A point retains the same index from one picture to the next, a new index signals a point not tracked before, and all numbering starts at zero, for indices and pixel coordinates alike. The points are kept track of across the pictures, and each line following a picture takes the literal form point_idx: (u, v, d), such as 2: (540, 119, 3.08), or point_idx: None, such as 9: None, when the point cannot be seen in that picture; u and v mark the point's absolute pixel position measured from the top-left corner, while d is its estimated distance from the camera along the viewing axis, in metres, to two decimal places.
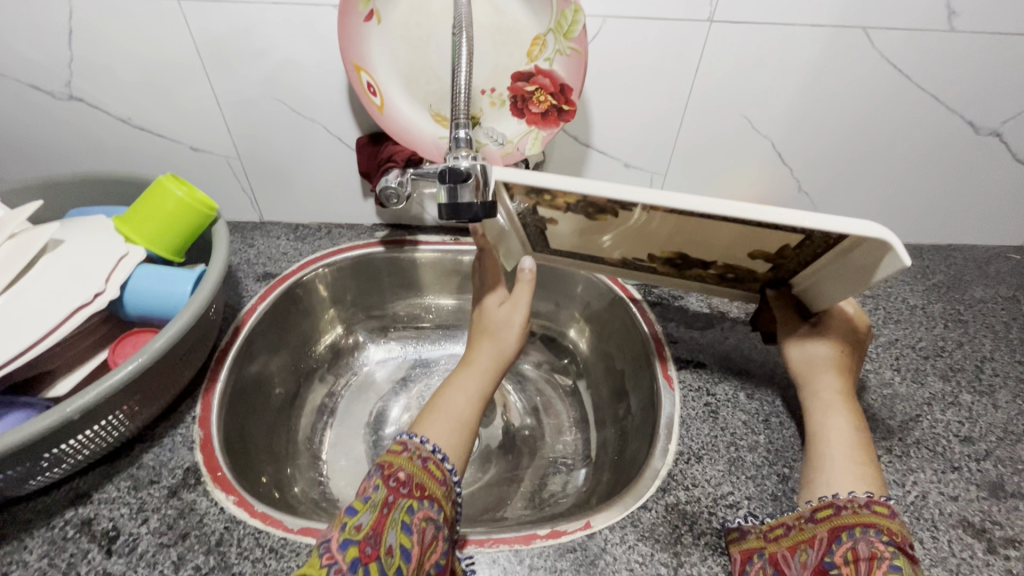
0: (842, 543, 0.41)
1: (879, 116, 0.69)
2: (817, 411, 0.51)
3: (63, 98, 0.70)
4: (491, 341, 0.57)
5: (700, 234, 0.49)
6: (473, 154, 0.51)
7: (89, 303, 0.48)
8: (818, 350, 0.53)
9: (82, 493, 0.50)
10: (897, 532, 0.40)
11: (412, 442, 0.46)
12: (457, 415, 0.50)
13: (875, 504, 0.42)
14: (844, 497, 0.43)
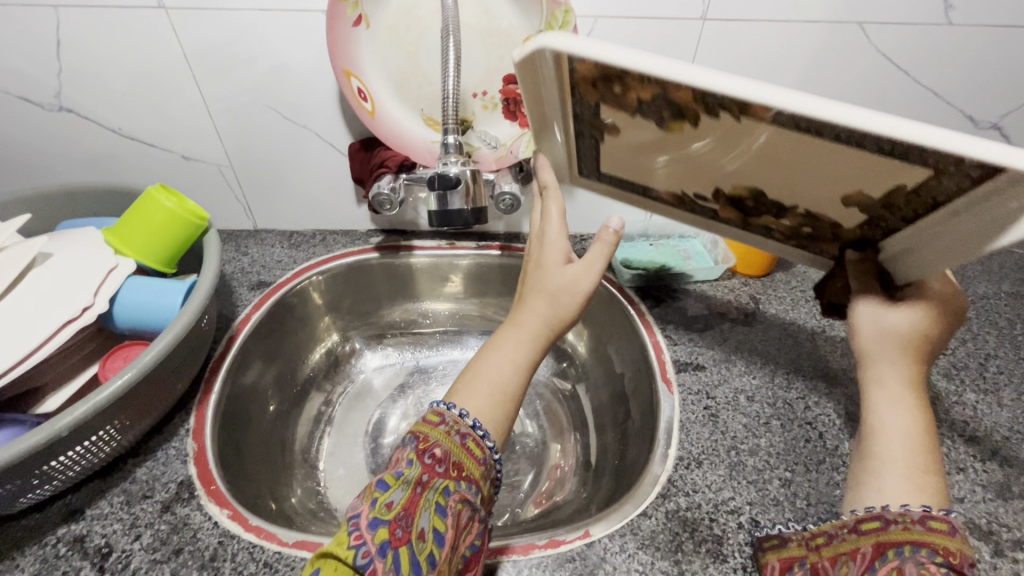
0: (884, 560, 0.37)
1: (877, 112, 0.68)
2: (883, 403, 0.44)
3: (53, 109, 0.69)
4: (550, 293, 0.51)
5: (798, 161, 0.38)
6: (462, 160, 0.53)
7: (77, 317, 0.47)
8: (893, 328, 0.45)
9: (74, 509, 0.49)
10: (954, 553, 0.35)
11: (449, 414, 0.44)
12: (497, 389, 0.47)
13: (932, 518, 0.37)
14: (897, 509, 0.38)
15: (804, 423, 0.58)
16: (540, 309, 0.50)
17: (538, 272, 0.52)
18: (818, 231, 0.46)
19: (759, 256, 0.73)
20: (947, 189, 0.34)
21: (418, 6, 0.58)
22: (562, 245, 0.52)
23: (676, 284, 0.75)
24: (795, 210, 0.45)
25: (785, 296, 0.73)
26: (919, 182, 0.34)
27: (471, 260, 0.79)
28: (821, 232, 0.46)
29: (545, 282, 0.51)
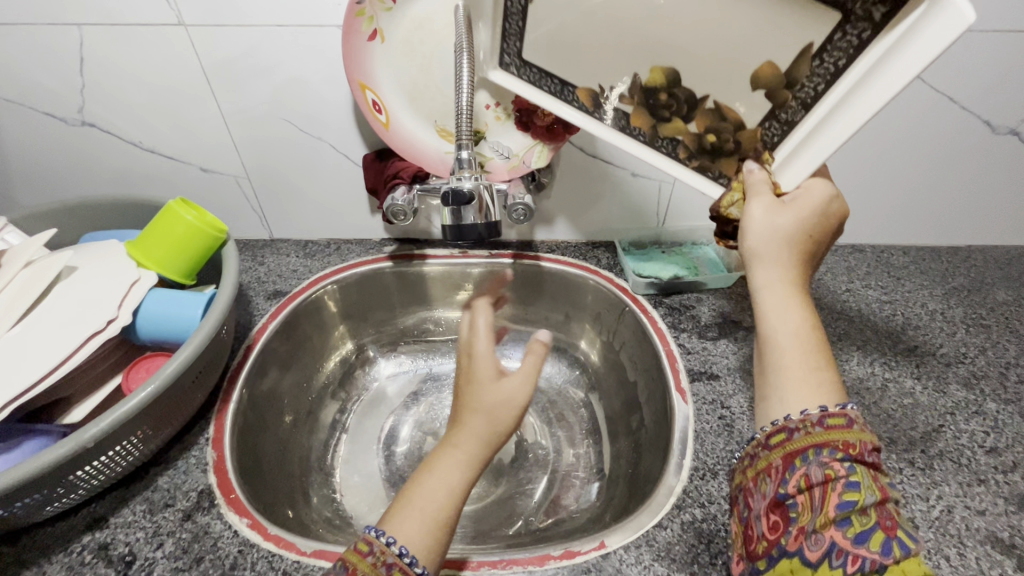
0: (796, 470, 0.40)
1: (892, 118, 0.67)
2: (772, 308, 0.46)
3: (76, 124, 0.71)
4: (485, 411, 0.47)
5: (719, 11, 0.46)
6: (476, 175, 0.53)
7: (102, 330, 0.48)
8: (778, 231, 0.47)
9: (98, 518, 0.50)
10: (852, 444, 0.39)
11: (377, 543, 0.41)
12: (432, 509, 0.44)
13: (828, 417, 0.40)
14: (796, 417, 0.42)
15: None
16: (476, 425, 0.47)
17: (470, 386, 0.49)
18: (720, 136, 0.53)
19: None
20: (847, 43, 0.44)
21: (432, 19, 0.59)
22: (491, 361, 0.50)
23: (688, 291, 0.75)
24: (704, 103, 0.52)
25: None
26: (825, 36, 0.45)
27: (484, 269, 0.80)
28: (725, 140, 0.53)
29: (481, 398, 0.48)
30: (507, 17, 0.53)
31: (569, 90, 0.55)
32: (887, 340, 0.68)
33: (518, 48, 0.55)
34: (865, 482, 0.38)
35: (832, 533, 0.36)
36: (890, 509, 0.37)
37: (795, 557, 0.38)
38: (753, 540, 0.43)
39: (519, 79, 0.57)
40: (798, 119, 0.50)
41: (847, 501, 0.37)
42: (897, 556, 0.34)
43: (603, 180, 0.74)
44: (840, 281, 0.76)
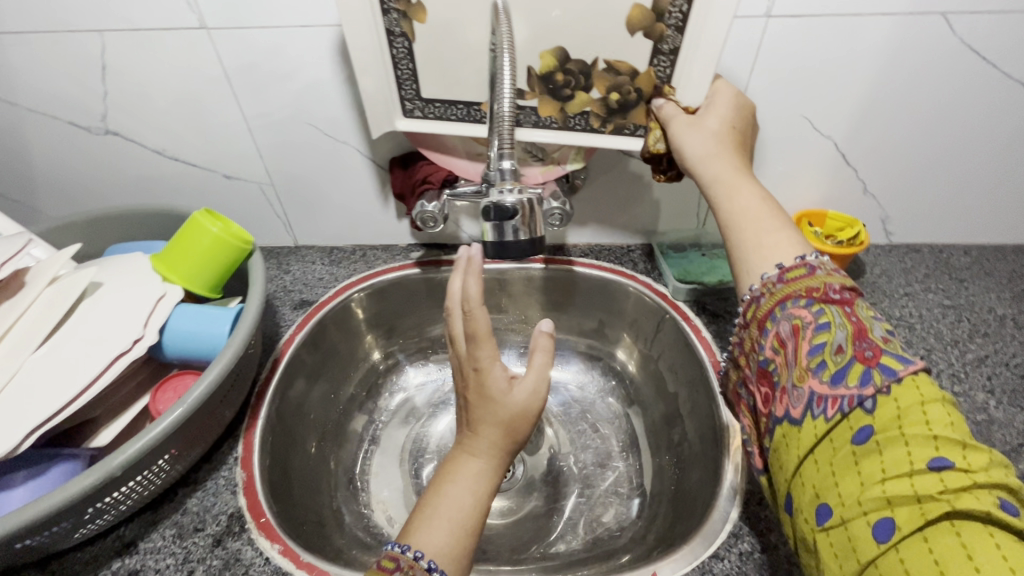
0: (769, 332, 0.45)
1: (960, 109, 0.62)
2: (727, 193, 0.50)
3: (99, 133, 0.70)
4: (501, 425, 0.47)
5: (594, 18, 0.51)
6: (518, 188, 0.49)
7: (128, 350, 0.46)
8: (710, 136, 0.53)
9: (128, 542, 0.49)
10: (814, 287, 0.44)
11: (404, 559, 0.41)
12: (457, 516, 0.44)
13: (786, 273, 0.45)
14: (759, 285, 0.46)
15: None
16: (495, 442, 0.47)
17: (482, 402, 0.48)
18: (623, 91, 0.56)
19: None
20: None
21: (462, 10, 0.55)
22: (499, 371, 0.48)
23: (732, 297, 0.71)
24: (597, 67, 0.55)
25: None
26: None
27: (515, 274, 0.77)
28: (628, 93, 0.56)
29: (496, 412, 0.47)
30: (396, 64, 0.56)
31: (475, 108, 0.59)
32: (953, 350, 0.63)
33: (416, 90, 0.58)
34: (836, 321, 0.41)
35: (810, 381, 0.40)
36: (869, 341, 0.39)
37: (787, 421, 0.41)
38: (762, 417, 0.46)
39: (425, 117, 0.60)
40: (679, 44, 0.52)
41: (819, 345, 0.41)
42: (880, 385, 0.37)
43: (640, 180, 0.70)
44: (897, 284, 0.71)
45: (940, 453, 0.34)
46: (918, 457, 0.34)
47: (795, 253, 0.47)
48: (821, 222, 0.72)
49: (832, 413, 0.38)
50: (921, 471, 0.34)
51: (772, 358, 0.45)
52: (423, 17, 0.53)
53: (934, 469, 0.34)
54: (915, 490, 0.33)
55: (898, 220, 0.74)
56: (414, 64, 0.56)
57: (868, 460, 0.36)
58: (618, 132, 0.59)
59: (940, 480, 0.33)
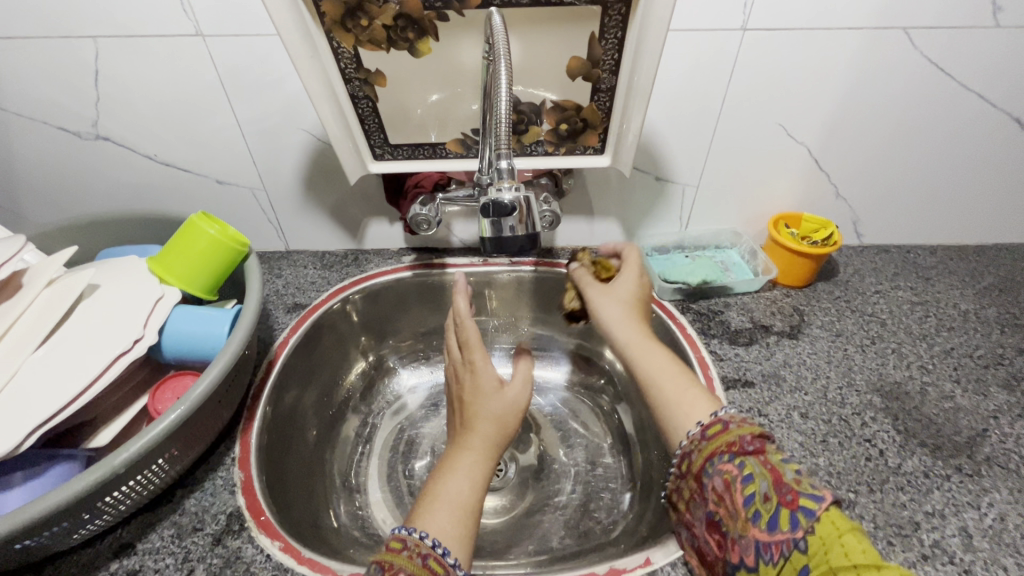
0: (707, 486, 0.44)
1: (920, 117, 0.67)
2: (641, 355, 0.54)
3: (90, 138, 0.70)
4: (493, 418, 0.51)
5: (592, 51, 0.53)
6: (516, 186, 0.49)
7: (129, 350, 0.47)
8: (619, 303, 0.59)
9: (126, 544, 0.49)
10: (732, 441, 0.44)
11: (411, 538, 0.42)
12: (456, 502, 0.46)
13: (706, 429, 0.46)
14: (686, 441, 0.47)
15: (863, 441, 0.56)
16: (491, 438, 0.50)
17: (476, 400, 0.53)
18: (571, 123, 0.60)
19: (802, 266, 0.72)
20: (616, 36, 0.52)
21: (439, 60, 0.55)
22: (492, 373, 0.54)
23: (716, 296, 0.73)
24: (545, 107, 0.59)
25: (829, 308, 0.71)
26: (598, 26, 0.51)
27: (504, 276, 0.78)
28: (575, 123, 0.60)
29: (489, 407, 0.52)
30: (363, 120, 0.60)
31: (442, 147, 0.64)
32: (922, 343, 0.66)
33: (384, 138, 0.62)
34: (757, 471, 0.41)
35: (752, 531, 0.39)
36: (785, 484, 0.39)
37: (743, 568, 0.40)
38: (717, 562, 0.44)
39: (395, 160, 0.64)
40: (615, 85, 0.56)
41: (749, 495, 0.40)
42: (807, 527, 0.36)
43: (627, 185, 0.73)
44: (869, 283, 0.75)
45: None
46: None
47: (710, 412, 0.48)
48: (797, 224, 0.76)
49: (777, 559, 0.37)
50: None
51: (716, 511, 0.43)
52: (383, 81, 0.56)
53: None
54: None
55: (868, 222, 0.78)
56: (380, 119, 0.60)
57: None
58: (571, 152, 0.63)
59: None
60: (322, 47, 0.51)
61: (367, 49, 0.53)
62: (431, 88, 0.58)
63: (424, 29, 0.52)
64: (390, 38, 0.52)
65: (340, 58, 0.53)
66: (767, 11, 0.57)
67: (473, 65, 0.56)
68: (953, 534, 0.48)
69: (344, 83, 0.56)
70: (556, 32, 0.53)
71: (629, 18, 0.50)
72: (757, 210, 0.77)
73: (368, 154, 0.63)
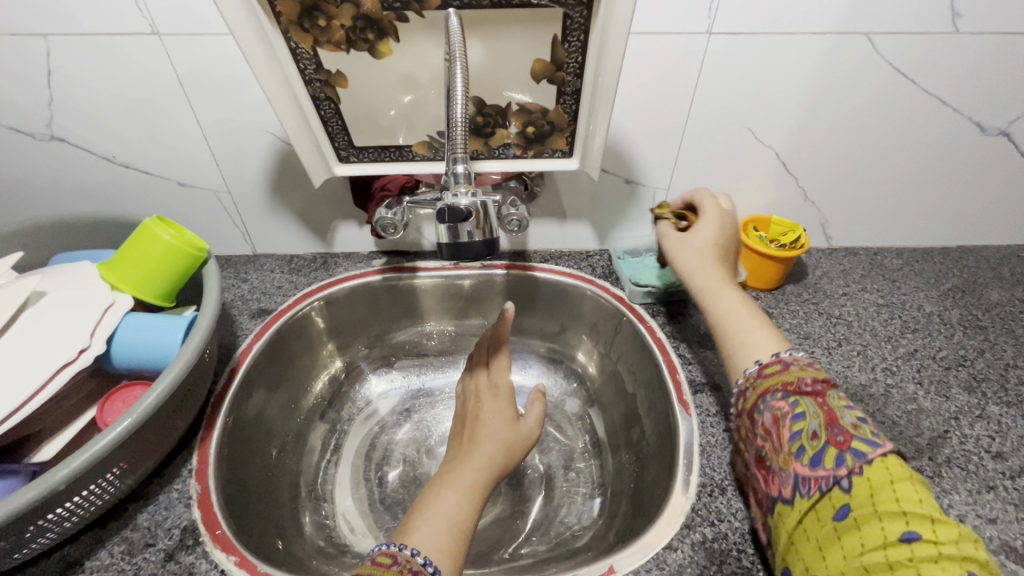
0: (757, 422, 0.47)
1: (884, 122, 0.67)
2: (709, 296, 0.56)
3: (44, 138, 0.67)
4: (500, 442, 0.55)
5: (555, 53, 0.53)
6: (472, 190, 0.48)
7: (74, 360, 0.45)
8: (695, 250, 0.60)
9: (73, 561, 0.47)
10: (791, 380, 0.46)
11: (401, 554, 0.41)
12: (446, 515, 0.45)
13: (763, 368, 0.48)
14: (742, 380, 0.49)
15: None
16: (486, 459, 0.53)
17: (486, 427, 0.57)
18: (537, 125, 0.59)
19: (771, 268, 0.72)
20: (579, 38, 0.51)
21: (401, 62, 0.54)
22: (506, 409, 0.60)
23: (686, 299, 0.73)
24: (511, 109, 0.58)
25: (798, 310, 0.71)
26: (560, 28, 0.51)
27: (476, 280, 0.78)
28: (542, 127, 0.60)
29: (497, 433, 0.56)
30: (326, 123, 0.59)
31: (408, 149, 0.63)
32: (887, 345, 0.67)
33: (348, 140, 0.61)
34: (811, 410, 0.43)
35: (793, 464, 0.42)
36: (841, 426, 0.41)
37: (780, 500, 0.43)
38: (760, 498, 0.47)
39: (360, 162, 0.63)
40: (580, 87, 0.55)
41: (795, 432, 0.43)
42: (853, 467, 0.39)
43: (598, 188, 0.73)
44: (836, 285, 0.75)
45: (910, 527, 0.36)
46: (890, 531, 0.36)
47: (773, 350, 0.50)
48: (766, 227, 0.75)
49: (814, 493, 0.40)
50: (894, 543, 0.36)
51: (762, 445, 0.46)
52: (345, 83, 0.55)
53: (904, 541, 0.36)
54: (889, 559, 0.35)
55: (836, 225, 0.79)
56: (343, 121, 0.59)
57: (847, 535, 0.38)
58: (539, 156, 0.63)
59: (910, 550, 0.35)
60: (279, 46, 0.50)
61: (327, 50, 0.52)
62: (403, 90, 0.57)
63: (383, 29, 0.51)
64: (350, 38, 0.51)
65: (298, 59, 0.52)
66: (733, 15, 0.57)
67: (437, 68, 0.55)
68: None
69: (304, 84, 0.54)
70: (519, 34, 0.52)
71: (590, 21, 0.50)
72: None
73: (332, 156, 0.62)
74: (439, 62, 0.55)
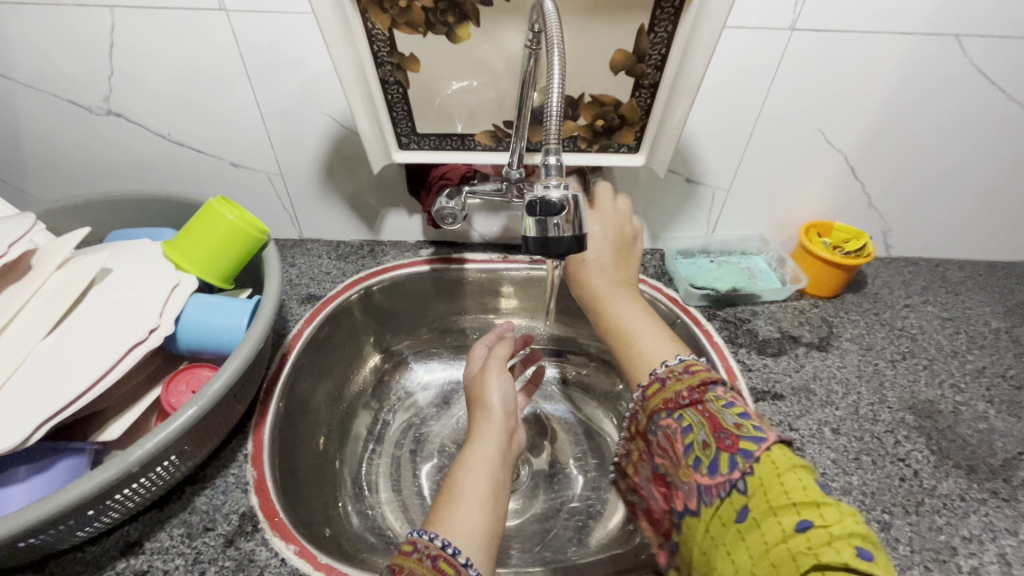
0: (655, 441, 0.48)
1: (963, 128, 0.65)
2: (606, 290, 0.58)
3: (101, 113, 0.67)
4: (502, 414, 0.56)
5: (640, 44, 0.51)
6: (564, 184, 0.45)
7: (144, 340, 0.44)
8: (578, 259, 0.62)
9: (133, 542, 0.46)
10: (670, 397, 0.47)
11: (422, 541, 0.42)
12: (474, 496, 0.47)
13: (646, 390, 0.49)
14: (632, 402, 0.51)
15: (896, 460, 0.54)
16: (495, 443, 0.53)
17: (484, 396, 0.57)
18: (608, 118, 0.58)
19: (832, 276, 0.70)
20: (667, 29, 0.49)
21: (476, 48, 0.53)
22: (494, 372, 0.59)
23: (743, 304, 0.71)
24: (583, 101, 0.57)
25: (859, 320, 0.69)
26: (649, 17, 0.49)
27: (525, 275, 0.76)
28: (612, 120, 0.58)
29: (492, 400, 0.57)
30: (391, 107, 0.57)
31: (470, 138, 0.61)
32: (953, 361, 0.65)
33: (411, 127, 0.60)
34: (695, 421, 0.44)
35: (692, 476, 0.43)
36: (724, 430, 0.42)
37: (687, 514, 0.44)
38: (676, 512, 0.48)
39: (421, 150, 0.62)
40: (658, 81, 0.54)
41: (689, 445, 0.44)
42: (745, 467, 0.40)
43: (657, 185, 0.71)
44: (898, 296, 0.73)
45: (802, 516, 0.36)
46: (787, 523, 0.36)
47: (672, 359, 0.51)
48: (827, 233, 0.74)
49: (716, 501, 0.41)
50: (792, 535, 0.36)
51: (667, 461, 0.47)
52: (417, 66, 0.54)
53: (800, 531, 0.36)
54: (790, 552, 0.35)
55: (898, 233, 0.76)
56: (408, 106, 0.57)
57: (750, 535, 0.38)
58: (603, 150, 0.61)
59: (805, 538, 0.35)
60: (356, 27, 0.49)
61: (403, 31, 0.50)
62: (450, 77, 0.55)
63: (465, 13, 0.49)
64: (429, 20, 0.50)
65: (374, 39, 0.51)
66: (819, 11, 0.55)
67: (513, 53, 0.53)
68: (991, 561, 0.47)
69: (375, 67, 0.53)
70: (604, 22, 0.50)
71: (682, 11, 0.48)
72: (787, 217, 0.75)
73: (394, 142, 0.61)
74: (516, 48, 0.53)
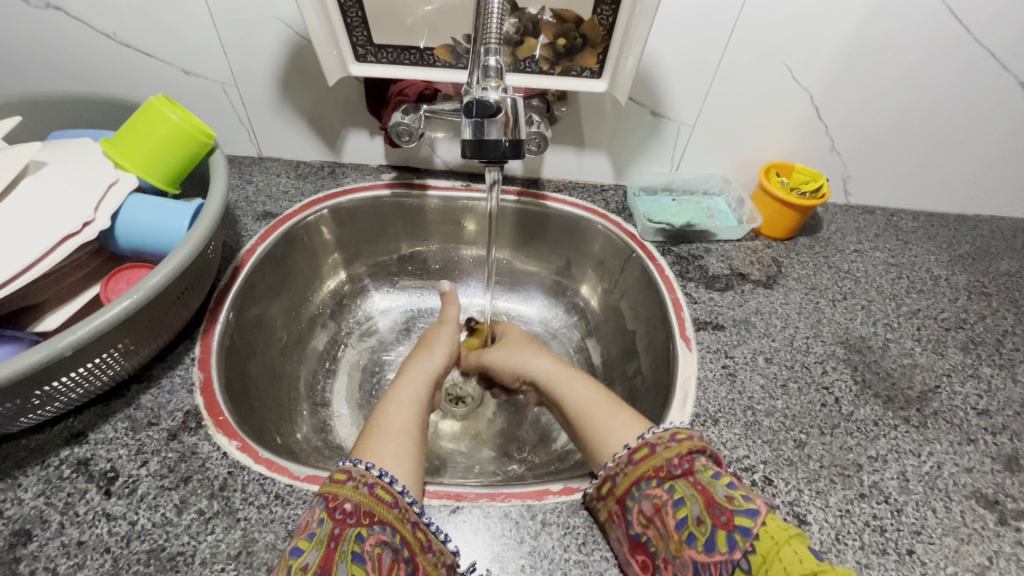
0: (630, 510, 0.43)
1: (928, 73, 0.64)
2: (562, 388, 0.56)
3: (40, 6, 0.63)
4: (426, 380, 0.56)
5: None
6: (502, 87, 0.46)
7: (77, 233, 0.44)
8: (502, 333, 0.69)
9: (77, 433, 0.48)
10: (660, 466, 0.43)
11: (356, 469, 0.42)
12: (396, 427, 0.48)
13: (634, 453, 0.45)
14: (613, 462, 0.46)
15: (820, 388, 0.57)
16: (423, 379, 0.56)
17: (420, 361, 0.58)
18: (569, 37, 0.56)
19: (787, 217, 0.71)
20: None
21: None
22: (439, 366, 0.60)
23: (697, 241, 0.72)
24: (545, 16, 0.56)
25: (807, 261, 0.71)
26: None
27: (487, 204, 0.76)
28: (574, 39, 0.56)
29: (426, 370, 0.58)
30: (345, 12, 0.55)
31: (429, 53, 0.59)
32: (890, 302, 0.67)
33: (367, 36, 0.57)
34: (688, 494, 0.41)
35: (686, 554, 0.39)
36: (719, 504, 0.39)
37: None
38: None
39: (378, 63, 0.60)
40: None
41: (681, 520, 0.40)
42: (746, 547, 0.37)
43: (621, 118, 0.70)
44: (849, 241, 0.75)
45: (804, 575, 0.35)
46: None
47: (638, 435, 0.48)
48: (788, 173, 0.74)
49: None
50: None
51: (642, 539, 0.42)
52: None
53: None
54: None
55: (858, 180, 0.77)
56: (363, 13, 0.55)
57: None
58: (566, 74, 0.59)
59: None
60: None
61: None
62: None
63: None
64: None
65: None
66: None
67: None
68: (892, 477, 0.51)
69: None
70: None
71: None
72: (749, 158, 0.75)
73: (349, 53, 0.58)
74: None
